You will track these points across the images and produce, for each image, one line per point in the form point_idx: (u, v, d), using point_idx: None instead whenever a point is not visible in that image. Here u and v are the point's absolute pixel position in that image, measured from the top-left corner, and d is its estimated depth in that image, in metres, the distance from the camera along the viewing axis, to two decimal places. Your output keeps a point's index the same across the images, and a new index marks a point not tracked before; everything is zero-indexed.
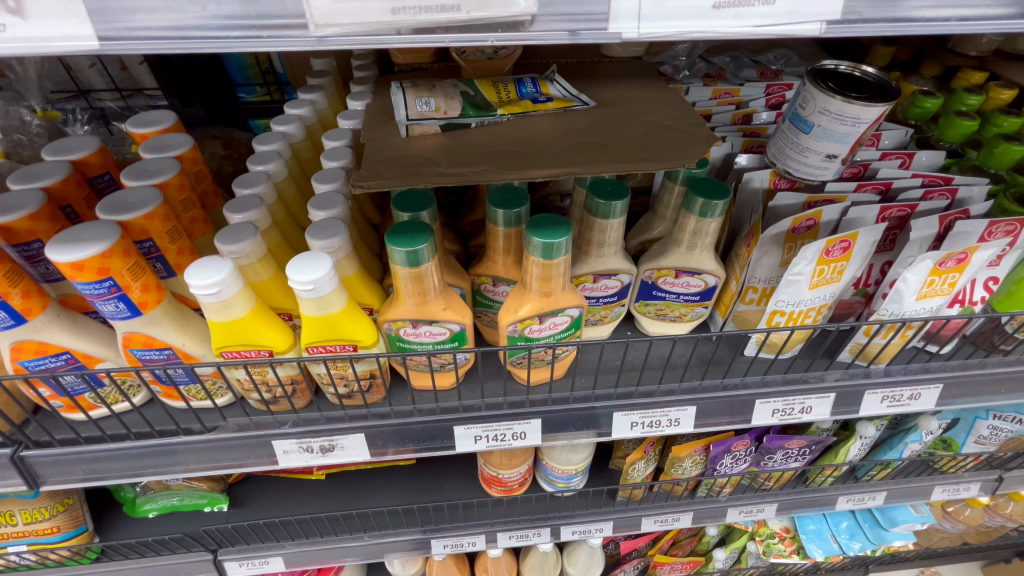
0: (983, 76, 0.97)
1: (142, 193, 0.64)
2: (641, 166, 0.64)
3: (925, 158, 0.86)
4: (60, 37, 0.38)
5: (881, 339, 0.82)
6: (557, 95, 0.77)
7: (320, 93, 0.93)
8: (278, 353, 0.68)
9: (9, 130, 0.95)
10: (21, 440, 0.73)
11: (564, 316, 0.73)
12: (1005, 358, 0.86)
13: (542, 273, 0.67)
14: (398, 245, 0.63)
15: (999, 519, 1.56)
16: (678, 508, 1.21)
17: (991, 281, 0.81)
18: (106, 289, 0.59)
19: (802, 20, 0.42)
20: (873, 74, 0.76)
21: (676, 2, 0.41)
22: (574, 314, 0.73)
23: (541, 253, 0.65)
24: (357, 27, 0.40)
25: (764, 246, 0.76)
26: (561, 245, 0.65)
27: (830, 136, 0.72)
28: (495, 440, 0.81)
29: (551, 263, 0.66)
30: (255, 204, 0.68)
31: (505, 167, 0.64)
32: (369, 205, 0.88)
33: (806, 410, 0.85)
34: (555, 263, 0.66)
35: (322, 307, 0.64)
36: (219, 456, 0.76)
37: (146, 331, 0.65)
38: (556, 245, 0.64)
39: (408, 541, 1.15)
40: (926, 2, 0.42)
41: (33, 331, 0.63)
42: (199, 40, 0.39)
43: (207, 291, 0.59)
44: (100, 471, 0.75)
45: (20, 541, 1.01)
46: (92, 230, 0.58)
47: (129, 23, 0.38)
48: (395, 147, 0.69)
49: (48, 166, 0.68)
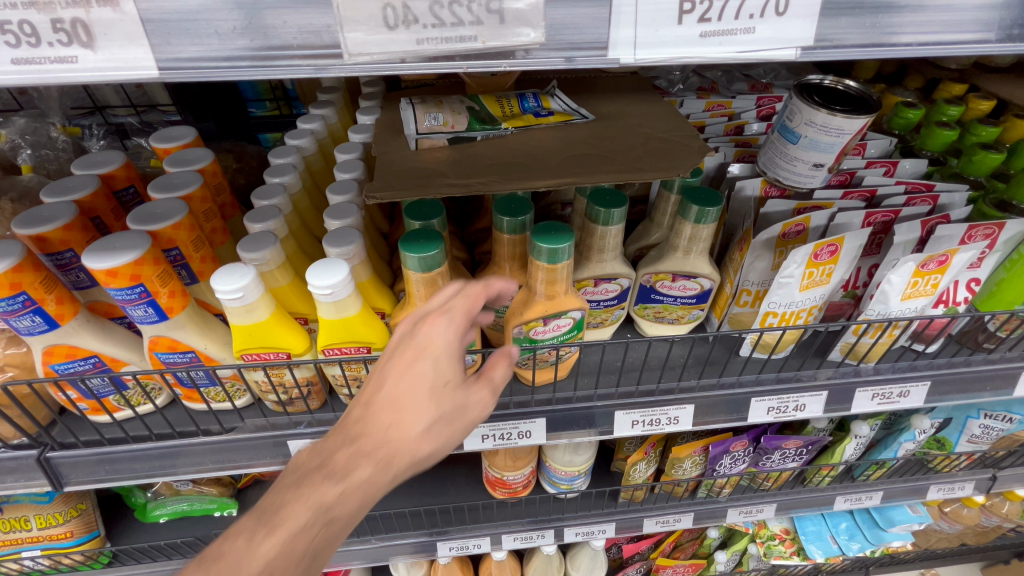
0: (962, 88, 1.02)
1: (169, 204, 0.68)
2: (637, 176, 0.68)
3: (909, 166, 0.90)
4: (125, 65, 0.42)
5: (869, 339, 0.85)
6: (558, 110, 0.82)
7: (331, 108, 0.97)
8: (296, 355, 0.72)
9: (38, 146, 0.99)
10: (47, 441, 0.76)
11: (567, 318, 0.77)
12: (989, 356, 0.90)
13: (547, 277, 0.71)
14: (411, 252, 0.67)
15: (996, 519, 1.58)
16: (679, 509, 1.24)
17: (973, 282, 0.85)
18: (136, 294, 0.63)
19: (782, 46, 0.46)
20: (855, 88, 0.81)
21: (667, 30, 0.45)
22: (576, 316, 0.77)
23: (547, 258, 0.69)
24: (385, 56, 0.44)
25: (756, 251, 0.80)
26: (565, 250, 0.69)
27: (816, 146, 0.76)
28: (501, 439, 0.86)
29: (555, 267, 0.70)
30: (274, 214, 0.72)
31: (510, 177, 0.68)
32: (378, 214, 0.92)
33: (800, 408, 0.89)
34: (559, 267, 0.70)
35: (339, 310, 0.67)
36: (236, 456, 0.79)
37: (171, 335, 0.68)
38: (560, 250, 0.68)
39: (413, 544, 1.18)
40: (898, 29, 0.46)
41: (65, 335, 0.67)
42: (239, 70, 0.43)
43: (231, 296, 0.63)
44: (122, 471, 0.78)
45: (35, 545, 1.03)
46: (124, 239, 0.62)
47: (177, 55, 0.42)
48: (405, 159, 0.73)
49: (78, 179, 0.72)
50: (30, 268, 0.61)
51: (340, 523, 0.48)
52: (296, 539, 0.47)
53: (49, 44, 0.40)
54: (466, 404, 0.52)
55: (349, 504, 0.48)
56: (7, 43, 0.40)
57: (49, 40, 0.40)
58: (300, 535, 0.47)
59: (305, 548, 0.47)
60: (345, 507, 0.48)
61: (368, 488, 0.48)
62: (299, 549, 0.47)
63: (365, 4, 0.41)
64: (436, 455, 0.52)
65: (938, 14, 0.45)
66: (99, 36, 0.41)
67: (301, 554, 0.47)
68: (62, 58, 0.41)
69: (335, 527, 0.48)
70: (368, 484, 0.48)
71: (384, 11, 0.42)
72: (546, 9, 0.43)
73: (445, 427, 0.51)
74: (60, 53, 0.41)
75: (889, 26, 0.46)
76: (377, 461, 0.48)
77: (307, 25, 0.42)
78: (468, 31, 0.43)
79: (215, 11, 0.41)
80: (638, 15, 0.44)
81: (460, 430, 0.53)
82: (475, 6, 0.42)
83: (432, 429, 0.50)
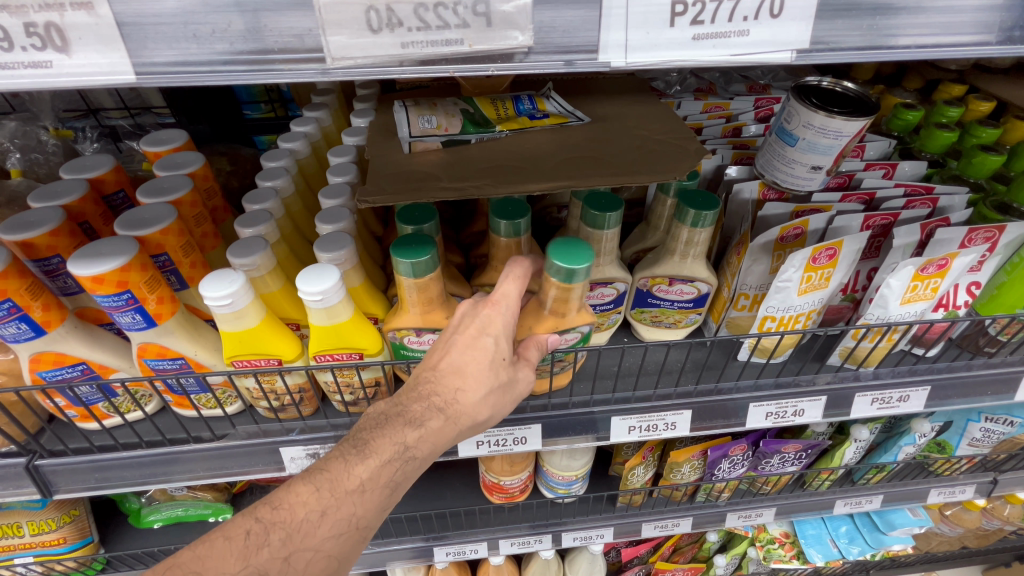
0: (962, 89, 1.01)
1: (157, 209, 0.67)
2: (633, 179, 0.67)
3: (908, 168, 0.89)
4: (101, 69, 0.41)
5: (868, 343, 0.84)
6: (553, 112, 0.81)
7: (325, 111, 0.96)
8: (287, 361, 0.71)
9: (28, 150, 0.98)
10: (36, 448, 0.75)
11: (575, 331, 0.76)
12: (990, 360, 0.89)
13: (559, 295, 0.70)
14: (403, 256, 0.66)
15: (997, 522, 1.57)
16: (678, 513, 1.23)
17: (973, 286, 0.84)
18: (124, 301, 0.62)
19: (775, 49, 0.45)
20: (853, 90, 0.80)
21: (659, 33, 0.44)
22: (584, 331, 0.76)
23: (563, 276, 0.67)
24: (370, 60, 0.43)
25: (754, 254, 0.80)
26: (581, 272, 0.67)
27: (814, 148, 0.76)
28: (496, 445, 0.85)
29: (569, 286, 0.69)
30: (264, 218, 0.71)
31: (503, 181, 0.67)
32: (372, 218, 0.91)
33: (799, 413, 0.88)
34: (573, 286, 0.69)
35: (331, 317, 0.66)
36: (227, 462, 0.78)
37: (160, 342, 0.68)
38: (576, 272, 0.67)
39: (410, 549, 1.17)
40: (895, 31, 0.45)
41: (52, 342, 0.66)
42: (221, 74, 0.42)
43: (220, 302, 0.62)
44: (112, 479, 0.77)
45: (27, 552, 1.02)
46: (111, 244, 0.61)
47: (156, 59, 0.41)
48: (398, 162, 0.72)
49: (66, 183, 0.71)
50: (15, 275, 0.60)
51: (417, 460, 0.57)
52: (384, 469, 0.55)
53: (23, 49, 0.39)
54: (523, 378, 0.63)
55: (428, 444, 0.57)
56: None
57: (22, 45, 0.39)
58: (388, 466, 0.55)
59: (391, 479, 0.55)
60: (423, 446, 0.56)
61: (446, 432, 0.57)
62: (385, 479, 0.55)
63: (348, 7, 0.40)
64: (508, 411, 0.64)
65: (937, 16, 0.45)
66: (74, 41, 0.40)
67: (387, 483, 0.55)
68: (36, 63, 0.40)
69: (413, 463, 0.57)
70: (444, 429, 0.57)
71: (367, 14, 0.41)
72: (535, 12, 0.42)
73: (505, 392, 0.61)
74: (34, 57, 0.40)
75: (885, 29, 0.45)
76: (452, 414, 0.57)
77: (289, 28, 0.41)
78: (455, 35, 0.42)
79: (193, 14, 0.40)
80: (629, 17, 0.43)
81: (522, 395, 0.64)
82: (462, 9, 0.41)
83: (505, 395, 0.61)
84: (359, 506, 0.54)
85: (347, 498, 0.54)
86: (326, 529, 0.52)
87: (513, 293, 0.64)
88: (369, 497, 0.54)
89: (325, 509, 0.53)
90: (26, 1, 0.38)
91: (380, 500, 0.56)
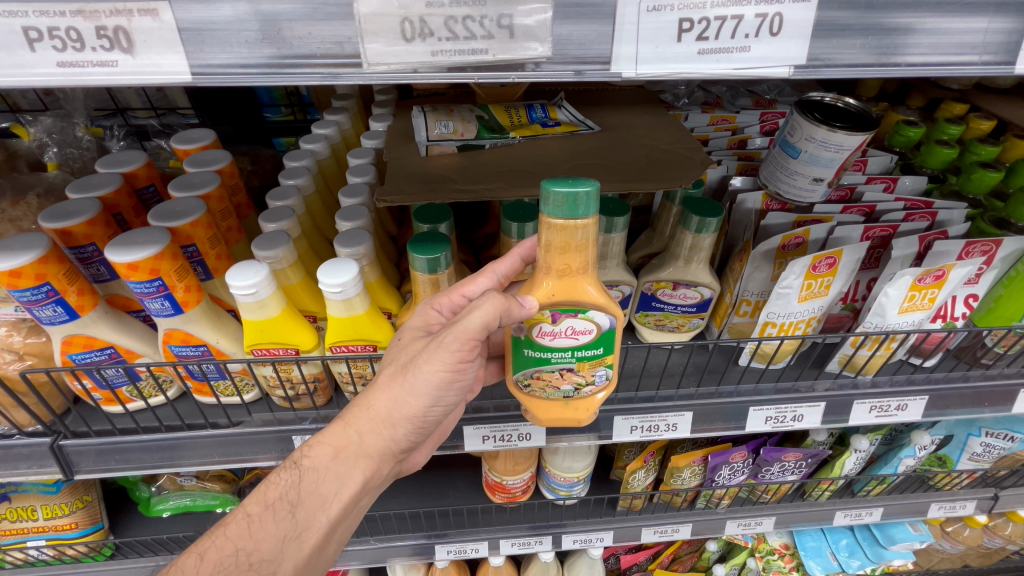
0: (964, 108, 1.04)
1: (188, 203, 0.71)
2: (640, 184, 0.70)
3: (909, 183, 0.92)
4: (159, 68, 0.44)
5: (867, 351, 0.87)
6: (565, 121, 0.84)
7: (345, 115, 1.00)
8: (304, 351, 0.74)
9: (63, 145, 1.04)
10: (60, 430, 0.78)
11: (589, 322, 0.64)
12: (987, 371, 0.91)
13: (559, 238, 0.58)
14: (419, 253, 0.69)
15: (999, 541, 1.55)
16: (677, 519, 1.24)
17: (970, 298, 0.86)
18: (155, 288, 0.65)
19: (776, 65, 0.49)
20: (854, 105, 0.83)
21: (667, 48, 0.47)
22: (603, 324, 0.64)
23: (564, 210, 0.56)
24: (402, 66, 0.46)
25: (756, 262, 0.82)
26: (583, 198, 0.55)
27: (816, 161, 0.79)
28: (502, 440, 0.89)
29: (570, 225, 0.57)
30: (287, 214, 0.75)
31: (515, 185, 0.70)
32: (388, 218, 0.95)
33: (798, 419, 0.90)
34: (575, 227, 0.57)
35: (348, 309, 0.70)
36: (240, 448, 0.81)
37: (185, 328, 0.71)
38: (578, 197, 0.55)
39: (411, 545, 1.19)
40: (889, 50, 0.48)
41: (83, 326, 0.69)
42: (263, 76, 0.45)
43: (245, 291, 0.65)
44: (131, 461, 0.80)
45: (40, 535, 1.05)
46: (145, 234, 0.65)
47: (207, 61, 0.44)
48: (415, 164, 0.75)
49: (101, 176, 0.75)
50: (55, 260, 0.63)
51: (309, 473, 0.63)
52: (272, 486, 0.63)
53: (92, 49, 0.44)
54: (419, 355, 0.63)
55: (317, 455, 0.64)
56: (54, 47, 0.43)
57: (92, 46, 0.43)
58: (275, 486, 0.63)
59: (281, 495, 0.63)
60: (314, 456, 0.64)
61: (332, 439, 0.64)
62: (274, 496, 0.63)
63: (386, 18, 0.44)
64: (419, 406, 0.64)
65: (930, 37, 0.48)
66: (138, 43, 0.43)
67: (278, 502, 0.62)
68: (103, 62, 0.44)
69: (306, 477, 0.63)
70: (331, 435, 0.64)
71: (402, 24, 0.44)
72: (555, 25, 0.46)
73: (399, 375, 0.63)
74: (101, 57, 0.44)
75: (881, 47, 0.48)
76: (342, 419, 0.65)
77: (330, 36, 0.44)
78: (481, 44, 0.46)
79: (244, 22, 0.43)
80: (640, 32, 0.46)
81: (431, 375, 0.62)
82: (488, 21, 0.45)
83: (401, 380, 0.63)
84: (255, 530, 0.61)
85: (235, 525, 0.61)
86: (216, 561, 0.58)
87: (473, 286, 0.69)
88: (262, 518, 0.61)
89: (211, 546, 0.59)
90: (100, 8, 0.42)
91: (280, 519, 0.62)
